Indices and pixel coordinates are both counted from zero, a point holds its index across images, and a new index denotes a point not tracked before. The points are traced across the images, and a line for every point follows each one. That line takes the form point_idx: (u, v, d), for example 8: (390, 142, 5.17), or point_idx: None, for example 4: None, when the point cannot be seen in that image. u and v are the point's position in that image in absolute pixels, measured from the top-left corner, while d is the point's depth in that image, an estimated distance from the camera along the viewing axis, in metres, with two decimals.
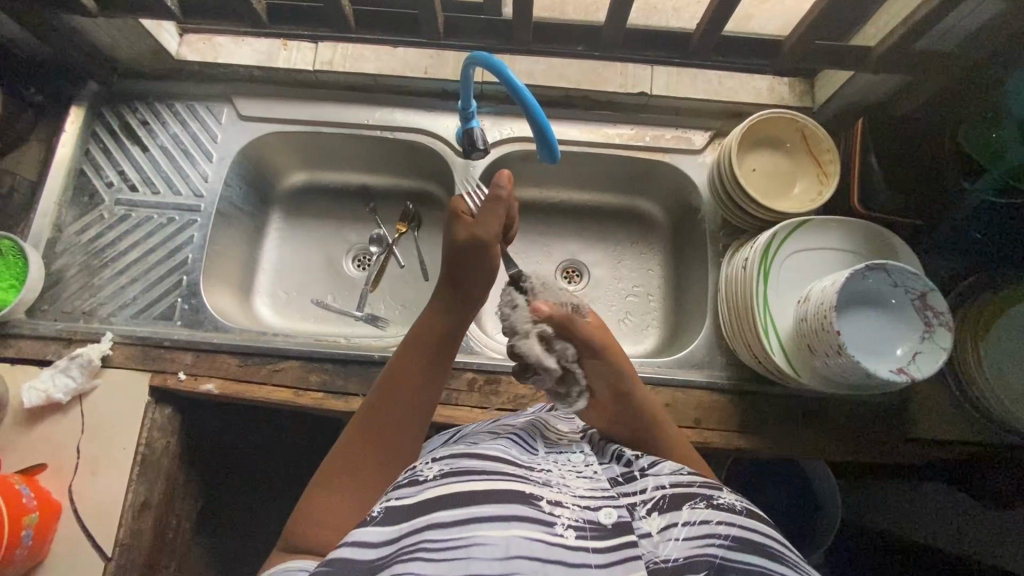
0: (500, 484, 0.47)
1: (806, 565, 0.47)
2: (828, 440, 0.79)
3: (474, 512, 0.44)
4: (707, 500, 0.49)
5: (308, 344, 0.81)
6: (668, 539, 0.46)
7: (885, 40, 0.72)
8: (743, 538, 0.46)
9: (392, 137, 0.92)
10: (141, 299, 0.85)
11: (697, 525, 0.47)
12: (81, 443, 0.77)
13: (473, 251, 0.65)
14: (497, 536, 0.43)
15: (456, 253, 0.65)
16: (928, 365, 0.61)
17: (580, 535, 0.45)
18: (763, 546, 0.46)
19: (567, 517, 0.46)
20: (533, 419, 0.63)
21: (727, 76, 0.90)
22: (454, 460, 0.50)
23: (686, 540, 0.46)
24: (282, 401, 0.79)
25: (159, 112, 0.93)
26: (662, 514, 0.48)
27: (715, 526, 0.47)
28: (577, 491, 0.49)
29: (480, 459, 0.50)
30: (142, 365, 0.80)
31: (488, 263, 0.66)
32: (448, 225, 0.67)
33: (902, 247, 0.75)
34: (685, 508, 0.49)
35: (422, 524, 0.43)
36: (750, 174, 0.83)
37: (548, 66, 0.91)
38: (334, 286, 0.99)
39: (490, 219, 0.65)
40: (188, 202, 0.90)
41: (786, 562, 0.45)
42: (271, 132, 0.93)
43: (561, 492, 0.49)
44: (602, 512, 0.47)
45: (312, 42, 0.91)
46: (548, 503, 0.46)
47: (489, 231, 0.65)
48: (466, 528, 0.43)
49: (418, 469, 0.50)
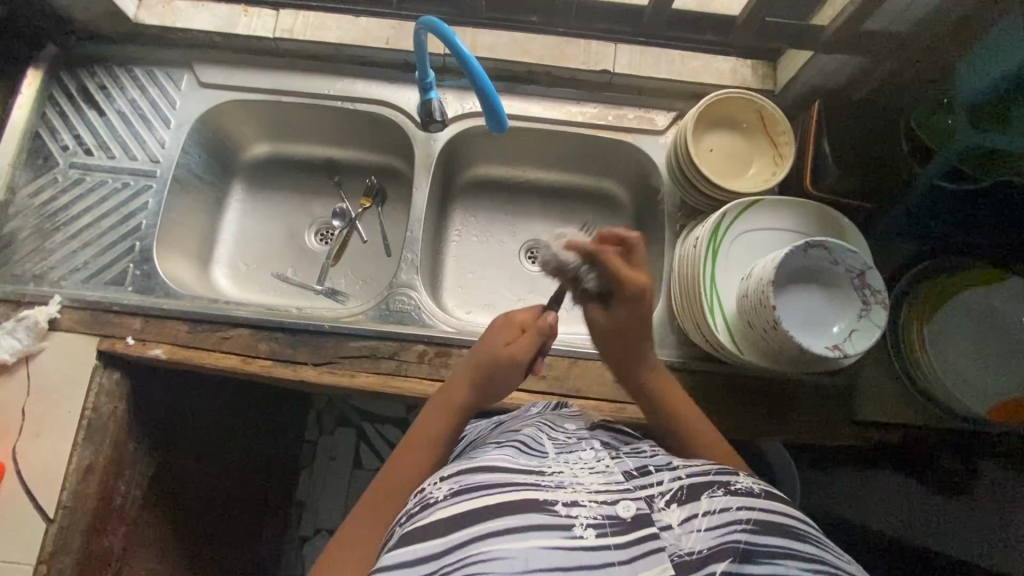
0: (513, 494, 0.44)
1: (830, 542, 0.47)
2: (776, 422, 0.79)
3: (490, 526, 0.42)
4: (724, 487, 0.48)
5: (259, 313, 0.81)
6: (690, 531, 0.45)
7: (837, 19, 0.72)
8: (763, 521, 0.45)
9: (352, 108, 0.91)
10: (92, 264, 0.84)
11: (717, 515, 0.45)
12: (28, 405, 0.77)
13: (507, 368, 0.66)
14: (515, 549, 0.40)
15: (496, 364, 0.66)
16: (863, 343, 0.62)
17: (600, 533, 0.43)
18: (787, 527, 0.45)
19: (586, 516, 0.44)
20: (537, 423, 0.63)
21: (690, 56, 0.90)
22: (464, 476, 0.47)
23: (710, 530, 0.44)
24: (230, 368, 0.78)
25: (116, 76, 0.92)
26: (682, 505, 0.46)
27: (736, 512, 0.45)
28: (593, 487, 0.47)
29: (489, 471, 0.47)
30: (91, 329, 0.80)
31: (513, 375, 0.67)
32: (497, 329, 0.69)
33: (849, 228, 0.76)
34: (704, 498, 0.47)
35: (441, 548, 0.41)
36: (707, 154, 0.83)
37: (511, 40, 0.90)
38: (294, 259, 0.98)
39: (531, 340, 0.68)
40: (144, 167, 0.89)
41: (806, 538, 0.45)
42: (231, 100, 0.92)
43: (575, 490, 0.47)
44: (621, 505, 0.45)
45: (273, 9, 0.90)
46: (564, 506, 0.44)
47: (526, 354, 0.67)
48: (479, 543, 0.41)
49: (427, 492, 0.47)
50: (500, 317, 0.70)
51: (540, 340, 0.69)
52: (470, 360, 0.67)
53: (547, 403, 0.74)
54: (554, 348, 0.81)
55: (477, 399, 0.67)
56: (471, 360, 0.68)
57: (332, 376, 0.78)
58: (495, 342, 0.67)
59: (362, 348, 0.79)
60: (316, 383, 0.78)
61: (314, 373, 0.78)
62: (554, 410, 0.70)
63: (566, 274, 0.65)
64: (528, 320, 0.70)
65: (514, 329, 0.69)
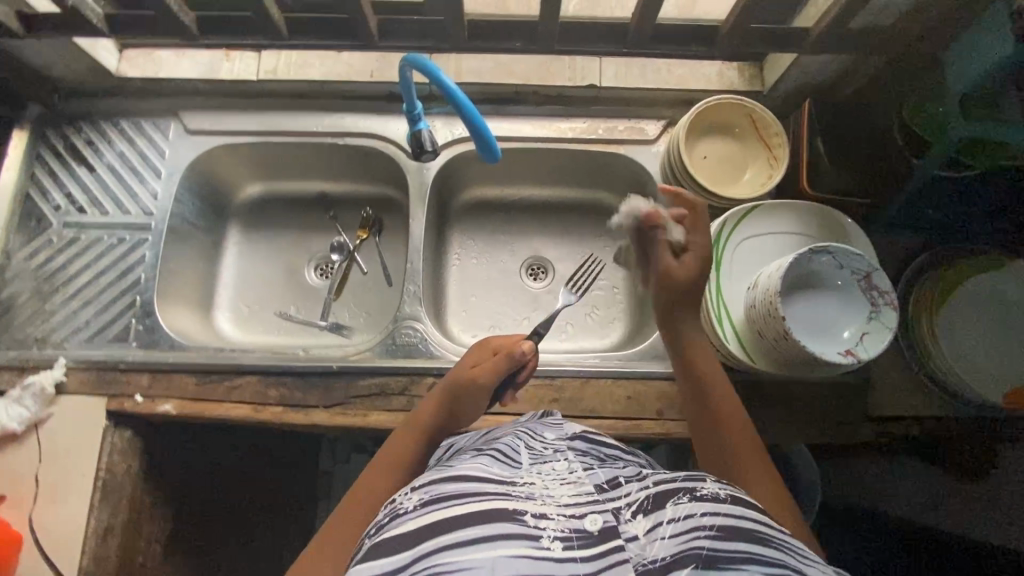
0: (482, 505, 0.44)
1: (802, 550, 0.45)
2: (795, 426, 0.79)
3: (457, 535, 0.42)
4: (689, 494, 0.47)
5: (265, 358, 0.80)
6: (655, 539, 0.44)
7: (821, 19, 0.71)
8: (729, 526, 0.44)
9: (343, 143, 0.91)
10: (94, 323, 0.84)
11: (682, 521, 0.44)
12: (41, 471, 0.76)
13: (475, 386, 0.70)
14: (480, 558, 0.40)
15: (466, 382, 0.70)
16: (874, 346, 0.61)
17: (567, 545, 0.42)
18: (753, 532, 0.44)
19: (553, 528, 0.43)
20: (513, 433, 0.63)
21: (676, 63, 0.89)
22: (434, 487, 0.47)
23: (674, 537, 0.43)
24: (241, 417, 0.78)
25: (103, 131, 0.92)
26: (647, 515, 0.46)
27: (700, 518, 0.45)
28: (562, 500, 0.47)
29: (459, 481, 0.47)
30: (98, 390, 0.79)
31: (482, 394, 0.71)
32: (470, 352, 0.74)
33: (854, 232, 0.74)
34: (669, 506, 0.46)
35: (409, 557, 0.41)
36: (702, 162, 0.82)
37: (495, 63, 0.90)
38: (296, 297, 0.98)
39: (501, 360, 0.72)
40: (139, 221, 0.88)
41: (771, 543, 0.44)
42: (219, 145, 0.91)
43: (544, 502, 0.46)
44: (589, 518, 0.44)
45: (255, 51, 0.90)
46: (533, 517, 0.44)
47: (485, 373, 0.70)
48: (446, 553, 0.41)
49: (398, 502, 0.48)
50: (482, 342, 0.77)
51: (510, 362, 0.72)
52: (444, 380, 0.72)
53: (534, 413, 0.73)
54: (565, 369, 0.81)
55: (445, 416, 0.71)
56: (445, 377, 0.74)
57: (344, 418, 0.77)
58: (467, 363, 0.72)
59: (371, 385, 0.79)
60: (329, 425, 0.77)
61: (326, 416, 0.77)
62: (543, 418, 0.69)
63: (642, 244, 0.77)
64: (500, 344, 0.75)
65: (486, 352, 0.74)
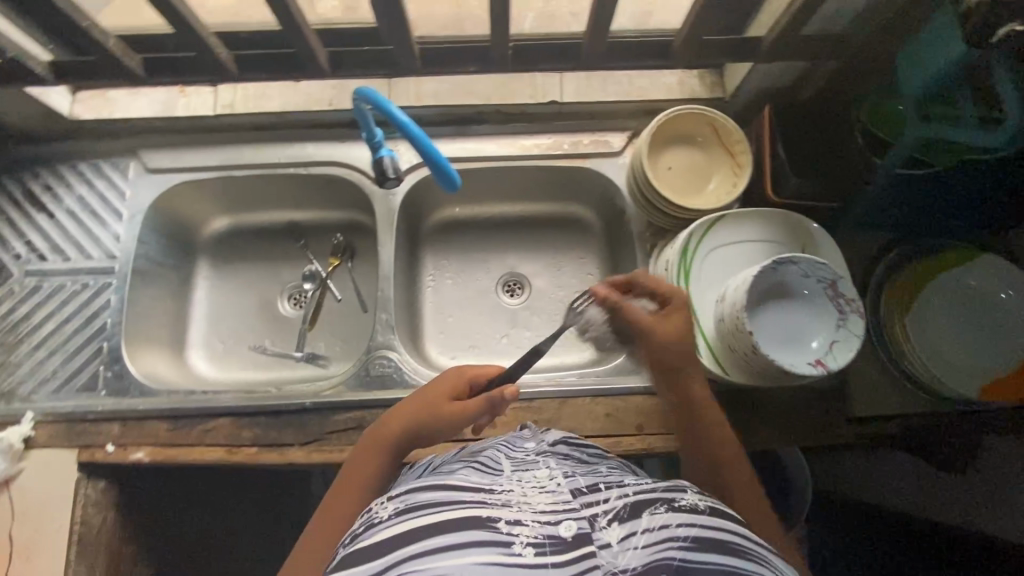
0: (456, 513, 0.42)
1: (776, 562, 0.44)
2: (775, 431, 0.78)
3: (428, 544, 0.40)
4: (667, 503, 0.45)
5: (238, 398, 0.79)
6: (627, 548, 0.41)
7: (772, 28, 0.71)
8: (703, 538, 0.42)
9: (307, 172, 0.90)
10: (61, 373, 0.82)
11: (656, 531, 0.42)
12: (13, 528, 0.74)
13: (449, 419, 0.64)
14: (450, 567, 0.39)
15: (438, 414, 0.64)
16: (843, 355, 0.62)
17: (540, 552, 0.40)
18: (726, 544, 0.42)
19: (527, 534, 0.41)
20: (493, 446, 0.62)
21: (636, 75, 0.89)
22: (410, 495, 0.45)
23: (647, 547, 0.41)
24: (217, 460, 0.76)
25: (62, 175, 0.90)
26: (623, 523, 0.42)
27: (674, 529, 0.42)
28: (539, 507, 0.44)
29: (435, 489, 0.45)
30: (69, 442, 0.78)
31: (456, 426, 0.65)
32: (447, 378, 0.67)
33: (821, 235, 0.74)
34: (645, 514, 0.43)
35: (378, 568, 0.40)
36: (666, 172, 0.82)
37: (454, 85, 0.90)
38: (270, 329, 0.96)
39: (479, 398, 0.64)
40: (102, 265, 0.87)
41: (745, 554, 0.42)
42: (180, 182, 0.90)
43: (520, 509, 0.43)
44: (563, 524, 0.42)
45: (211, 86, 0.89)
46: (506, 523, 0.42)
47: (471, 413, 0.64)
48: (415, 562, 0.39)
49: (372, 512, 0.45)
50: (458, 367, 0.69)
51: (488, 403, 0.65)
52: (415, 403, 0.66)
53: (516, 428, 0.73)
54: (543, 390, 0.80)
55: (416, 438, 0.65)
56: (416, 399, 0.67)
57: (321, 455, 0.76)
58: (440, 392, 0.66)
59: (347, 420, 0.78)
60: (306, 463, 0.76)
61: (302, 453, 0.76)
62: (521, 433, 0.69)
63: (625, 333, 0.72)
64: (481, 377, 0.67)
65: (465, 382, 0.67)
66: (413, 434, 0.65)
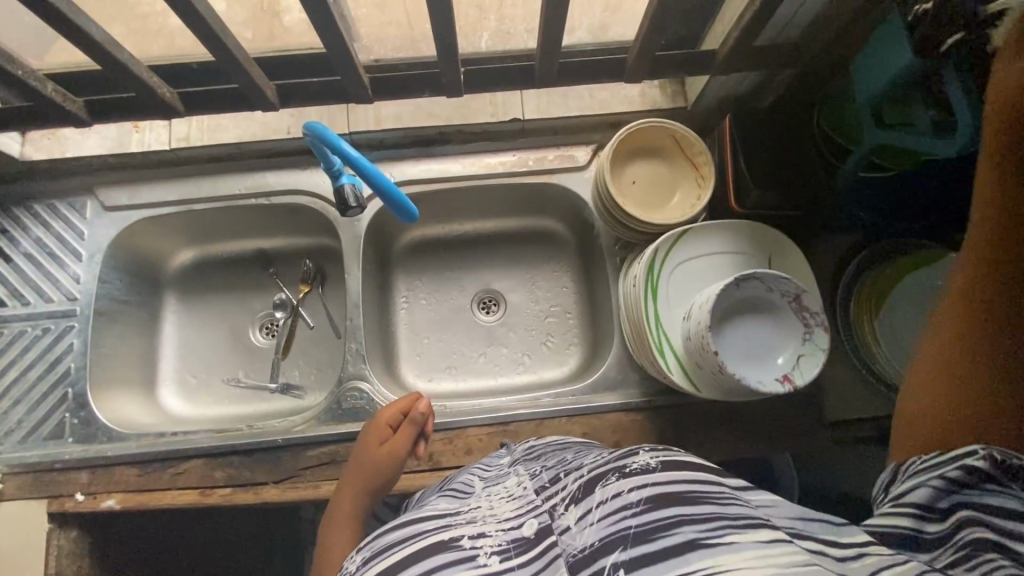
0: (421, 539, 0.41)
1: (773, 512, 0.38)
2: (754, 440, 0.78)
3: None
4: (618, 472, 0.40)
5: (211, 438, 0.78)
6: (585, 526, 0.38)
7: (726, 41, 0.71)
8: (658, 495, 0.36)
9: (269, 202, 0.89)
10: (26, 421, 0.81)
11: (608, 502, 0.38)
12: None
13: (385, 463, 0.72)
14: None
15: (374, 460, 0.72)
16: (808, 369, 0.62)
17: (504, 557, 0.39)
18: (683, 495, 0.36)
19: (490, 544, 0.40)
20: (464, 474, 0.62)
21: (597, 87, 0.89)
22: (376, 539, 0.43)
23: (601, 520, 0.37)
24: (189, 504, 0.75)
25: (17, 217, 0.88)
26: (579, 503, 0.40)
27: (625, 496, 0.37)
28: (503, 516, 0.44)
29: (400, 527, 0.43)
30: (38, 492, 0.77)
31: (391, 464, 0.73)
32: (367, 431, 0.75)
33: (784, 240, 0.75)
34: (597, 488, 0.40)
35: None
36: (631, 186, 0.82)
37: (415, 107, 0.88)
38: (243, 361, 0.95)
39: (403, 434, 0.74)
40: (62, 307, 0.85)
41: (714, 500, 0.36)
42: (139, 219, 0.88)
43: (484, 522, 0.43)
44: (527, 525, 0.41)
45: (165, 120, 0.87)
46: (470, 539, 0.41)
47: (404, 450, 0.73)
48: None
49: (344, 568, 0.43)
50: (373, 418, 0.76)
51: (410, 436, 0.74)
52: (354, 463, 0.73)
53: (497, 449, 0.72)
54: (519, 413, 0.80)
55: (367, 489, 0.72)
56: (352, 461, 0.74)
57: (295, 491, 0.75)
58: (368, 446, 0.74)
59: (320, 455, 0.77)
60: (281, 501, 0.75)
61: (276, 491, 0.76)
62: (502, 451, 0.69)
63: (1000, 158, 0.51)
64: (397, 418, 0.76)
65: (385, 428, 0.75)
66: (362, 486, 0.72)
